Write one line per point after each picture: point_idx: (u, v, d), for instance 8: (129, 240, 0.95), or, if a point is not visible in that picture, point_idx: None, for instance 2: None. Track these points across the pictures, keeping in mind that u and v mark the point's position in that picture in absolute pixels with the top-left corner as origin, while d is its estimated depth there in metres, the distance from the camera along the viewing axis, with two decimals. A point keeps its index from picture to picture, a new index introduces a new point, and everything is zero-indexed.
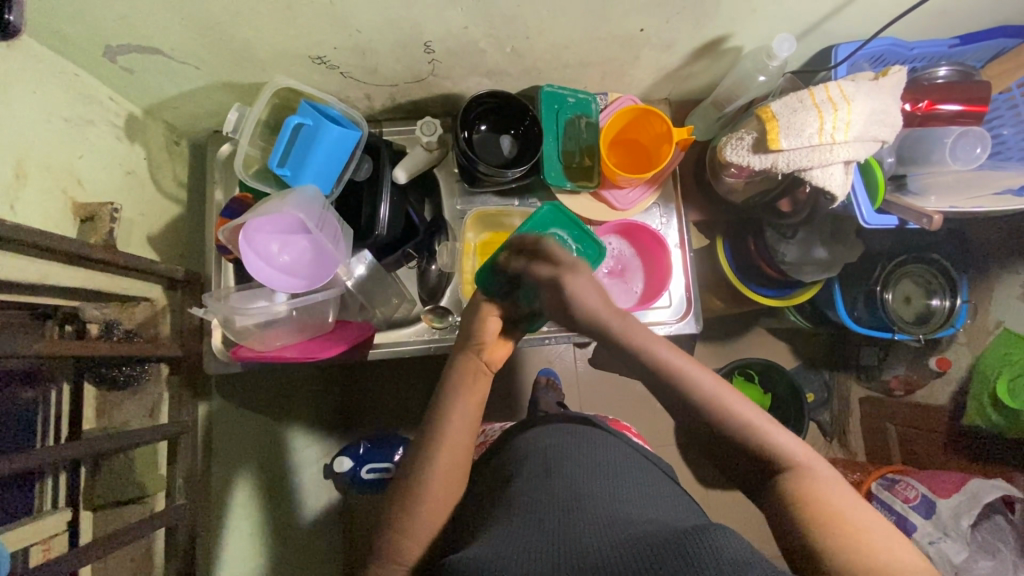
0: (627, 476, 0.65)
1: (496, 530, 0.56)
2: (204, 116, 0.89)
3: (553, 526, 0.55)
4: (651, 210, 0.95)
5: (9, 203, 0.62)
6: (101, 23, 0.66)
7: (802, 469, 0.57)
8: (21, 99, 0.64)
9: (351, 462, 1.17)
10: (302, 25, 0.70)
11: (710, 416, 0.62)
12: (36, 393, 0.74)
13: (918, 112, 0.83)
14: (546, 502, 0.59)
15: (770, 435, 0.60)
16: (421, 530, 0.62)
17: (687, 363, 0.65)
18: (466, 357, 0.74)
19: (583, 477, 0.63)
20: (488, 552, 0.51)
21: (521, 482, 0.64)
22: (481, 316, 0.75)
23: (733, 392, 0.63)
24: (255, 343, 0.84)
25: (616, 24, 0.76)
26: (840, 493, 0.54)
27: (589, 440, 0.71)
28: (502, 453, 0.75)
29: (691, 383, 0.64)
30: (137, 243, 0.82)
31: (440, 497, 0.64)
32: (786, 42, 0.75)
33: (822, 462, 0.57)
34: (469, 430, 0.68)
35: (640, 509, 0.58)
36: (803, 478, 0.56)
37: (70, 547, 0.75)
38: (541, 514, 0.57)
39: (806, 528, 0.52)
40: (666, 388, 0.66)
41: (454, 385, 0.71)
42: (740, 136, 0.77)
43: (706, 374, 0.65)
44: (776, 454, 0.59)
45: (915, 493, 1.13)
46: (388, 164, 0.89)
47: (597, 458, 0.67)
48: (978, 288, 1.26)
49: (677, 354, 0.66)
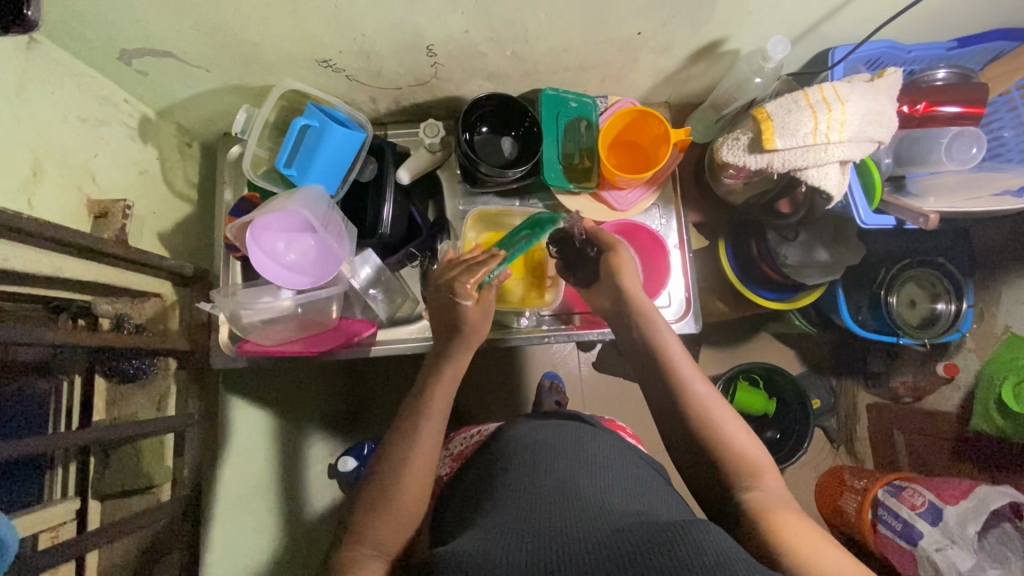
0: (611, 467, 0.65)
1: (482, 524, 0.58)
2: (215, 118, 0.92)
3: (537, 518, 0.56)
4: (651, 211, 0.96)
5: (28, 198, 0.65)
6: (116, 26, 0.68)
7: (763, 489, 0.62)
8: (40, 99, 0.67)
9: (355, 461, 1.13)
10: (307, 29, 0.72)
11: (693, 416, 0.67)
12: (51, 384, 0.78)
13: (915, 113, 0.85)
14: (531, 493, 0.60)
15: (742, 447, 0.65)
16: (405, 519, 0.63)
17: (685, 368, 0.70)
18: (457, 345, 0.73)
19: (570, 470, 0.63)
20: (469, 545, 0.53)
21: (508, 474, 0.65)
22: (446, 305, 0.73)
23: (717, 402, 0.68)
24: (259, 339, 0.87)
25: (613, 27, 0.78)
26: (795, 517, 0.59)
27: (566, 431, 0.72)
28: (491, 445, 0.77)
29: (684, 389, 0.69)
30: (149, 238, 0.84)
31: (418, 485, 0.65)
32: (781, 44, 0.76)
33: (780, 482, 0.64)
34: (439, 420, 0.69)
35: (624, 500, 0.59)
36: (764, 498, 0.61)
37: (78, 533, 0.78)
38: (529, 506, 0.58)
39: (767, 535, 0.58)
40: (660, 380, 0.71)
41: (438, 376, 0.71)
42: (736, 137, 0.78)
43: (701, 383, 0.69)
44: (746, 466, 0.64)
45: (922, 500, 1.10)
46: (391, 164, 0.92)
47: (581, 450, 0.67)
48: (985, 294, 1.25)
49: (674, 353, 0.72)
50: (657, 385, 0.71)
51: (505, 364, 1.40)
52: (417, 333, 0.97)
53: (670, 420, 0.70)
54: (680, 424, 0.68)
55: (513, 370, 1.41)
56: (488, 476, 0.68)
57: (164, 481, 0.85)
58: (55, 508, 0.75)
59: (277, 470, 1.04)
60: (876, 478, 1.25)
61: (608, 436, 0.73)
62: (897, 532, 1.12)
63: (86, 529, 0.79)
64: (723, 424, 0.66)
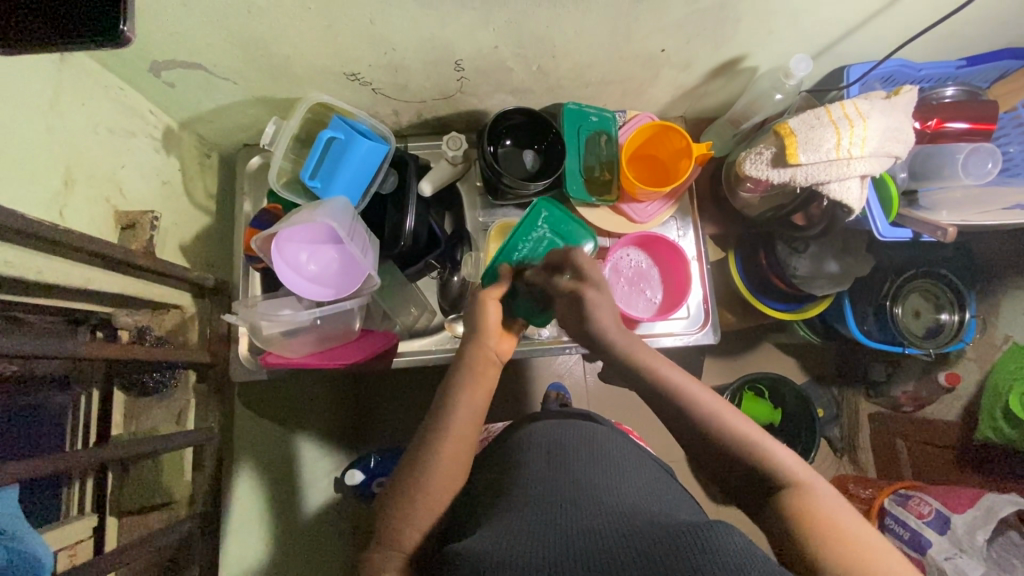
0: (631, 471, 0.65)
1: (495, 520, 0.57)
2: (236, 129, 0.92)
3: (551, 519, 0.54)
4: (668, 224, 0.98)
5: (59, 209, 0.65)
6: (150, 38, 0.68)
7: (804, 487, 0.59)
8: (72, 109, 0.67)
9: (363, 474, 1.10)
10: (340, 43, 0.73)
11: (706, 424, 0.65)
12: (68, 398, 0.76)
13: (927, 129, 0.88)
14: (549, 496, 0.58)
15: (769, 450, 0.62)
16: (427, 514, 0.63)
17: (687, 381, 0.68)
18: (476, 348, 0.74)
19: (584, 472, 0.62)
20: (484, 544, 0.52)
21: (523, 471, 0.64)
22: (481, 303, 0.76)
23: (732, 410, 0.65)
24: (281, 350, 0.86)
25: (638, 44, 0.79)
26: (840, 515, 0.56)
27: (578, 431, 0.71)
28: (503, 443, 0.76)
29: (693, 398, 0.66)
30: (171, 250, 0.83)
31: (442, 489, 0.64)
32: (803, 61, 0.78)
33: (819, 477, 0.60)
34: (475, 423, 0.69)
35: (643, 501, 0.59)
36: (803, 496, 0.58)
37: (96, 554, 0.76)
38: (543, 504, 0.57)
39: (806, 544, 0.54)
40: (667, 399, 0.68)
41: (463, 379, 0.72)
42: (759, 151, 0.80)
43: (706, 391, 0.67)
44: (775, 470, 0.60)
45: (929, 508, 1.12)
46: (414, 177, 0.92)
47: (595, 453, 0.67)
48: (985, 305, 1.29)
49: (680, 373, 0.69)
50: (652, 395, 0.69)
51: (510, 374, 1.40)
52: (435, 344, 0.96)
53: (684, 430, 0.67)
54: (696, 432, 0.65)
55: (520, 381, 1.40)
56: (499, 473, 0.67)
57: (183, 496, 0.84)
58: (73, 526, 0.73)
59: (279, 483, 1.01)
60: (882, 487, 1.26)
61: (621, 440, 0.73)
62: (904, 541, 1.13)
63: (103, 550, 0.76)
64: (747, 430, 0.63)
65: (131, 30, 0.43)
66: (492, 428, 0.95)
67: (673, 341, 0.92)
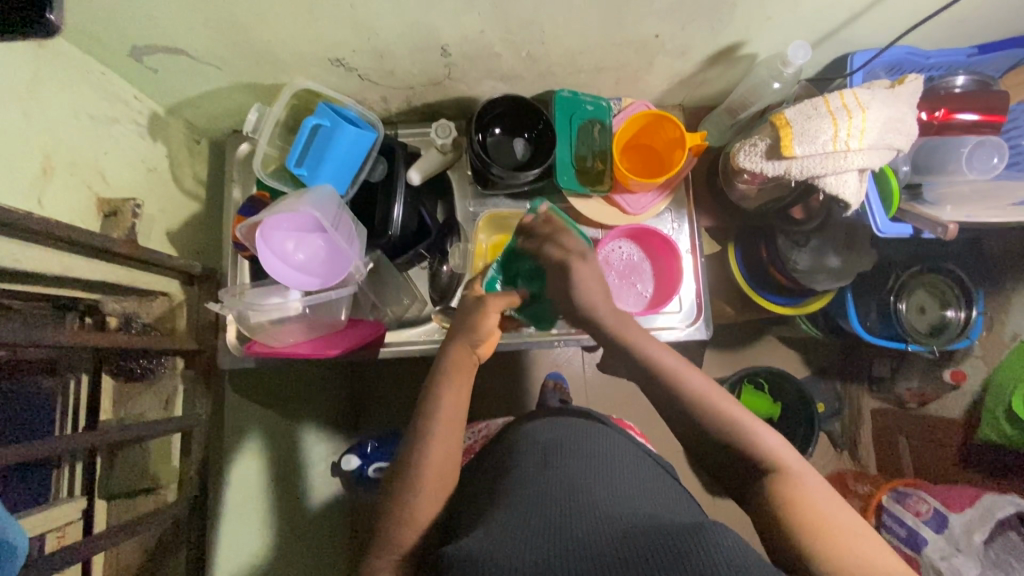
0: (625, 468, 0.64)
1: (485, 523, 0.55)
2: (223, 115, 0.91)
3: (544, 518, 0.53)
4: (663, 215, 0.95)
5: (37, 197, 0.64)
6: (128, 22, 0.67)
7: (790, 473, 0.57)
8: (50, 94, 0.66)
9: (359, 460, 1.10)
10: (321, 27, 0.71)
11: (692, 415, 0.63)
12: (56, 383, 0.77)
13: (934, 121, 0.83)
14: (541, 496, 0.57)
15: (758, 434, 0.60)
16: (422, 512, 0.62)
17: (678, 364, 0.66)
18: (461, 348, 0.71)
19: (580, 470, 0.61)
20: (476, 543, 0.51)
21: (518, 472, 0.63)
22: (482, 310, 0.71)
23: (723, 395, 0.63)
24: (267, 339, 0.85)
25: (630, 29, 0.77)
26: (825, 502, 0.54)
27: (573, 430, 0.70)
28: (496, 444, 0.75)
29: (682, 385, 0.64)
30: (157, 237, 0.83)
31: (434, 486, 0.63)
32: (802, 49, 0.76)
33: (807, 465, 0.58)
34: (460, 416, 0.67)
35: (638, 500, 0.57)
36: (790, 482, 0.56)
37: (84, 535, 0.77)
38: (531, 504, 0.56)
39: (795, 532, 0.52)
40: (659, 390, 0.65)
41: (445, 374, 0.69)
42: (753, 142, 0.78)
43: (696, 376, 0.65)
44: (762, 455, 0.59)
45: (927, 507, 1.09)
46: (402, 165, 0.90)
47: (592, 451, 0.66)
48: (996, 301, 1.24)
49: (674, 358, 0.67)
50: (645, 380, 0.67)
51: (507, 364, 1.39)
52: (423, 335, 0.95)
53: (677, 415, 0.64)
54: (686, 422, 0.63)
55: (516, 371, 1.40)
56: (489, 477, 0.66)
57: (171, 481, 0.85)
58: (65, 506, 0.75)
59: (271, 472, 1.01)
60: (880, 484, 1.24)
61: (620, 436, 0.72)
62: (901, 539, 1.10)
63: (92, 531, 0.78)
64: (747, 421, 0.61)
65: (57, 17, 0.44)
66: (492, 424, 0.94)
67: (669, 335, 0.90)
